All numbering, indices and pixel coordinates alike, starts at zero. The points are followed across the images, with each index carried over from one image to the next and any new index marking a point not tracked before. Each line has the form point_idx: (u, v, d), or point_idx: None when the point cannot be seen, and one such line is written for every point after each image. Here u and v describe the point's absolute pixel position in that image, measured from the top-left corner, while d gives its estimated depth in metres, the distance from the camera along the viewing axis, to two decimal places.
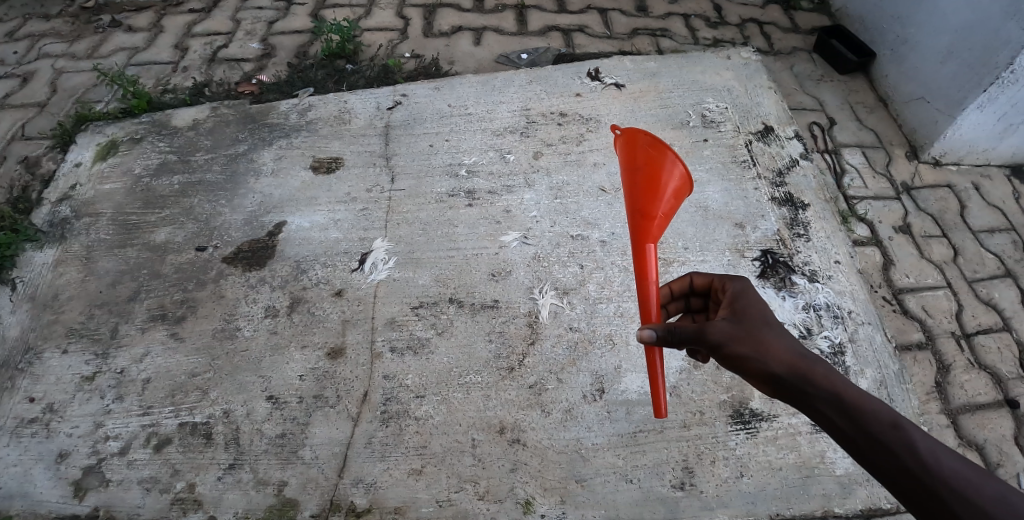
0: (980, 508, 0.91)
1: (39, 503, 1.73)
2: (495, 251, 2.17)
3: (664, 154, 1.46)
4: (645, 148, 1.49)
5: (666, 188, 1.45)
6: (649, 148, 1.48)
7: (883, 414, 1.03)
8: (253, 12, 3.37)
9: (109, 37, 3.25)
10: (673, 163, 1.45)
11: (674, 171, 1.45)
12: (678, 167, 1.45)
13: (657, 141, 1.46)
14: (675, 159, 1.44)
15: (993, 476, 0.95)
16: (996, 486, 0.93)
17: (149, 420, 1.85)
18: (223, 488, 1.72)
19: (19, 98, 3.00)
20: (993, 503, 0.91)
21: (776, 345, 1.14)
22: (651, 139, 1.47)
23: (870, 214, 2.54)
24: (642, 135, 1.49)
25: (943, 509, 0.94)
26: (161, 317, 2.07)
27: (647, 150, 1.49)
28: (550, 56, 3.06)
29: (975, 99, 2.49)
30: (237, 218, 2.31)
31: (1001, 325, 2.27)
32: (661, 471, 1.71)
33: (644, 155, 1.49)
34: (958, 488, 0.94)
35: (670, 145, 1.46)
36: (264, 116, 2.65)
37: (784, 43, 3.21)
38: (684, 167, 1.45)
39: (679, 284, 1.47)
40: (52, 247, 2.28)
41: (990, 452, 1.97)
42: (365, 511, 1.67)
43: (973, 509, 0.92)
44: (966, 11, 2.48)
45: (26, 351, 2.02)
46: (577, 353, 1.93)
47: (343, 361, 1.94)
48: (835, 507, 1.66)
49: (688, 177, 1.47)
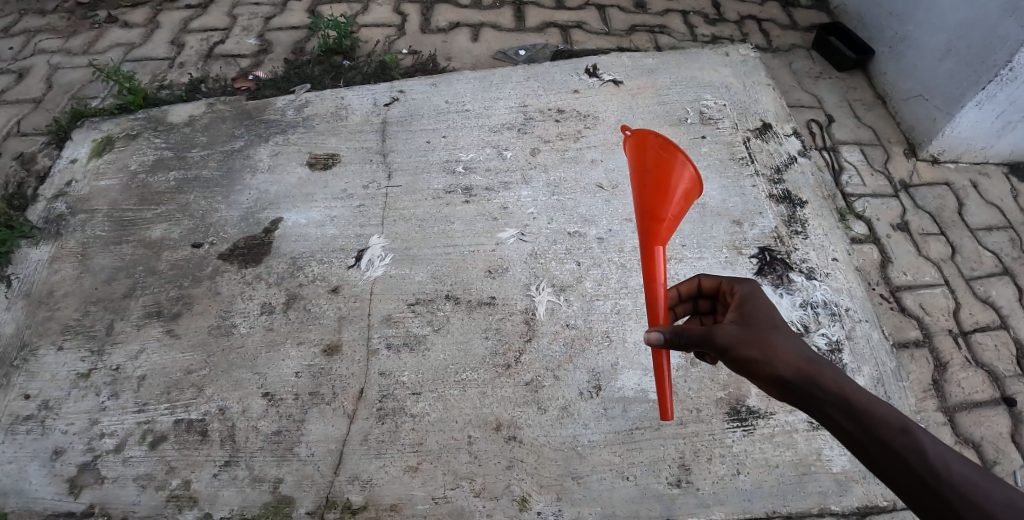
0: (989, 513, 0.90)
1: (33, 500, 1.72)
2: (491, 248, 2.17)
3: (675, 156, 1.42)
4: (655, 150, 1.45)
5: (676, 190, 1.43)
6: (658, 150, 1.45)
7: (890, 417, 1.02)
8: (249, 7, 3.35)
9: (104, 33, 3.24)
10: (683, 164, 1.41)
11: (684, 172, 1.42)
12: (688, 169, 1.42)
13: (668, 143, 1.43)
14: (684, 160, 1.41)
15: (1003, 482, 0.94)
16: (1005, 492, 0.92)
17: (144, 417, 1.85)
18: (218, 485, 1.71)
19: (14, 94, 2.99)
20: (1003, 509, 0.90)
21: (784, 348, 1.11)
22: (661, 141, 1.44)
23: (868, 211, 2.54)
24: (652, 137, 1.46)
25: (950, 513, 0.93)
26: (157, 315, 2.06)
27: (656, 152, 1.45)
28: (548, 52, 3.04)
29: (973, 97, 2.48)
30: (233, 215, 2.30)
31: (998, 323, 2.26)
32: (657, 468, 1.71)
33: (653, 157, 1.46)
34: (966, 493, 0.93)
35: (680, 146, 1.42)
36: (261, 112, 2.64)
37: (782, 40, 3.20)
38: (694, 169, 1.42)
39: (687, 286, 1.46)
40: (47, 243, 2.27)
41: (987, 450, 1.97)
42: (360, 509, 1.66)
43: (982, 514, 0.90)
44: (964, 8, 2.48)
45: (21, 348, 2.01)
46: (574, 351, 1.92)
47: (339, 358, 1.94)
48: (832, 505, 1.65)
49: (698, 179, 1.44)
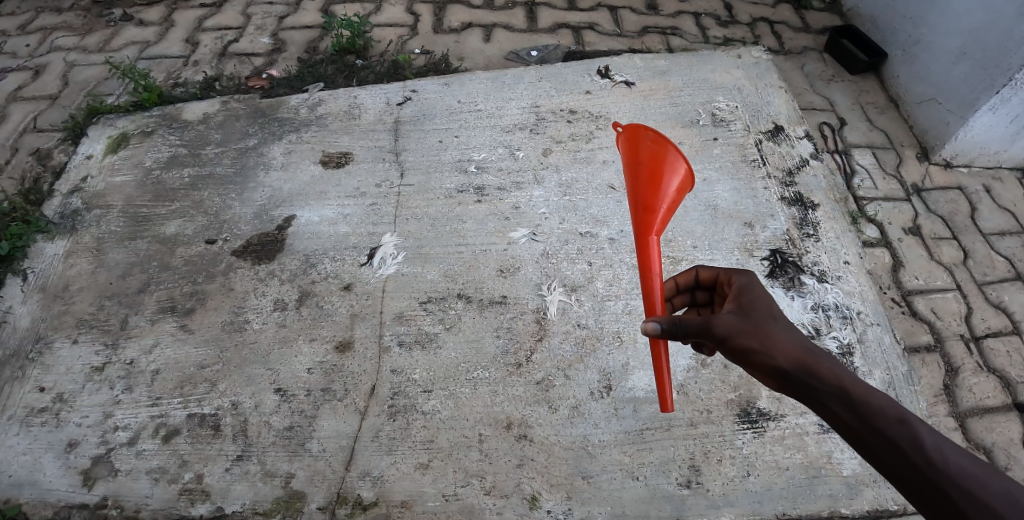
0: (987, 505, 0.91)
1: (47, 491, 1.74)
2: (503, 247, 2.18)
3: (667, 149, 1.50)
4: (647, 143, 1.52)
5: (668, 181, 1.47)
6: (651, 144, 1.52)
7: (889, 409, 1.02)
8: (263, 6, 3.38)
9: (120, 31, 3.27)
10: (676, 158, 1.49)
11: (676, 167, 1.49)
12: (680, 163, 1.49)
13: (660, 137, 1.51)
14: (677, 154, 1.49)
15: (1000, 473, 0.94)
16: (1002, 483, 0.92)
17: (157, 411, 1.86)
18: (231, 479, 1.73)
19: (31, 90, 3.03)
20: (1000, 500, 0.90)
21: (783, 338, 1.11)
22: (653, 135, 1.52)
23: (879, 215, 2.53)
24: (644, 131, 1.53)
25: (946, 503, 0.94)
26: (171, 310, 2.08)
27: (649, 145, 1.52)
28: (560, 52, 3.05)
29: (988, 100, 2.47)
30: (247, 211, 2.32)
31: (1010, 329, 2.25)
32: (668, 469, 1.71)
33: (646, 150, 1.52)
34: (963, 484, 0.93)
35: (672, 142, 1.51)
36: (275, 110, 2.66)
37: (794, 43, 3.20)
38: (686, 164, 1.50)
39: (684, 278, 1.46)
40: (62, 238, 2.30)
41: (998, 455, 1.96)
42: (371, 505, 1.67)
43: (978, 504, 0.91)
44: (979, 12, 2.48)
45: (37, 341, 2.04)
46: (585, 351, 1.93)
47: (351, 355, 1.95)
48: (842, 508, 1.65)
49: (690, 175, 1.51)
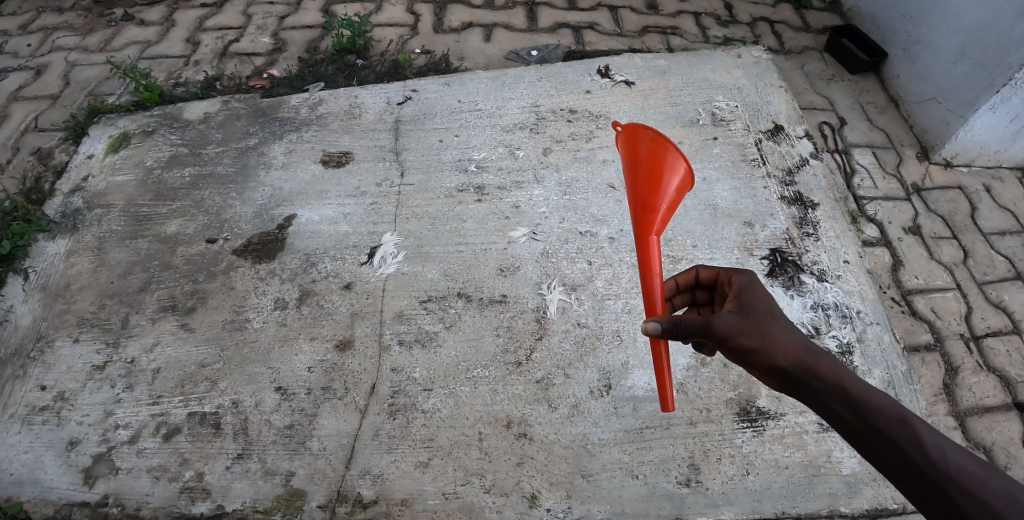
0: (987, 503, 0.91)
1: (48, 489, 1.74)
2: (503, 246, 2.18)
3: (666, 148, 1.50)
4: (646, 142, 1.52)
5: (667, 181, 1.48)
6: (650, 143, 1.52)
7: (889, 408, 1.02)
8: (264, 6, 3.38)
9: (121, 30, 3.27)
10: (675, 157, 1.49)
11: (676, 165, 1.50)
12: (680, 162, 1.50)
13: (658, 136, 1.51)
14: (676, 153, 1.49)
15: (999, 471, 0.94)
16: (1002, 482, 0.93)
17: (158, 409, 1.87)
18: (232, 477, 1.73)
19: (33, 89, 3.03)
20: (999, 498, 0.91)
21: (783, 337, 1.11)
22: (652, 133, 1.52)
23: (879, 214, 2.53)
24: (643, 130, 1.53)
25: (946, 502, 0.94)
26: (171, 309, 2.09)
27: (648, 144, 1.52)
28: (560, 52, 3.05)
29: (987, 100, 2.47)
30: (248, 211, 2.33)
31: (1010, 328, 2.25)
32: (667, 467, 1.71)
33: (645, 149, 1.52)
34: (963, 482, 0.93)
35: (671, 140, 1.51)
36: (276, 109, 2.66)
37: (795, 42, 3.20)
38: (685, 162, 1.50)
39: (684, 277, 1.46)
40: (63, 238, 2.30)
41: (998, 455, 1.96)
42: (371, 503, 1.68)
43: (978, 503, 0.91)
44: (979, 11, 2.48)
45: (38, 339, 2.04)
46: (585, 349, 1.93)
47: (351, 354, 1.95)
48: (841, 507, 1.65)
49: (690, 174, 1.51)
